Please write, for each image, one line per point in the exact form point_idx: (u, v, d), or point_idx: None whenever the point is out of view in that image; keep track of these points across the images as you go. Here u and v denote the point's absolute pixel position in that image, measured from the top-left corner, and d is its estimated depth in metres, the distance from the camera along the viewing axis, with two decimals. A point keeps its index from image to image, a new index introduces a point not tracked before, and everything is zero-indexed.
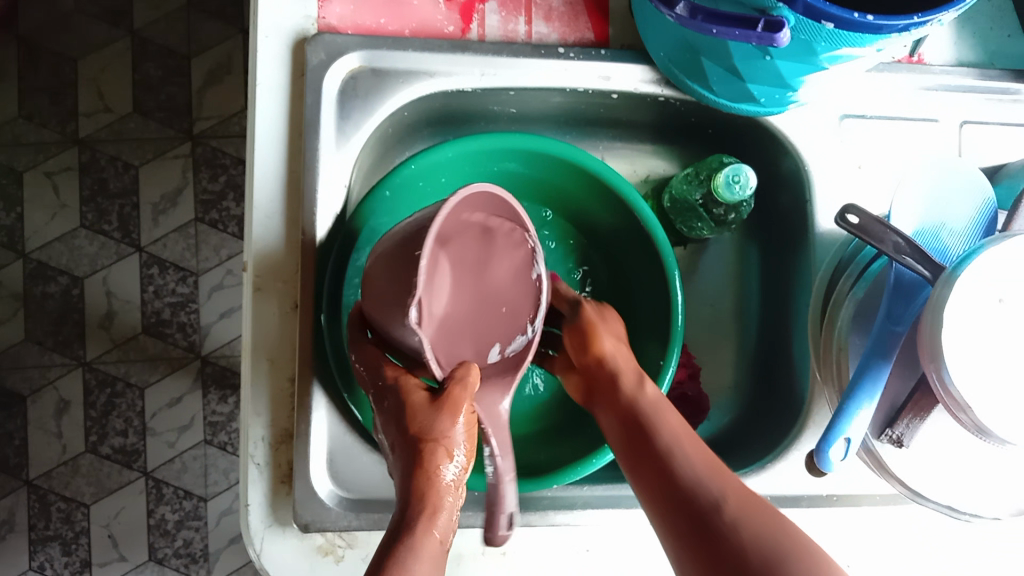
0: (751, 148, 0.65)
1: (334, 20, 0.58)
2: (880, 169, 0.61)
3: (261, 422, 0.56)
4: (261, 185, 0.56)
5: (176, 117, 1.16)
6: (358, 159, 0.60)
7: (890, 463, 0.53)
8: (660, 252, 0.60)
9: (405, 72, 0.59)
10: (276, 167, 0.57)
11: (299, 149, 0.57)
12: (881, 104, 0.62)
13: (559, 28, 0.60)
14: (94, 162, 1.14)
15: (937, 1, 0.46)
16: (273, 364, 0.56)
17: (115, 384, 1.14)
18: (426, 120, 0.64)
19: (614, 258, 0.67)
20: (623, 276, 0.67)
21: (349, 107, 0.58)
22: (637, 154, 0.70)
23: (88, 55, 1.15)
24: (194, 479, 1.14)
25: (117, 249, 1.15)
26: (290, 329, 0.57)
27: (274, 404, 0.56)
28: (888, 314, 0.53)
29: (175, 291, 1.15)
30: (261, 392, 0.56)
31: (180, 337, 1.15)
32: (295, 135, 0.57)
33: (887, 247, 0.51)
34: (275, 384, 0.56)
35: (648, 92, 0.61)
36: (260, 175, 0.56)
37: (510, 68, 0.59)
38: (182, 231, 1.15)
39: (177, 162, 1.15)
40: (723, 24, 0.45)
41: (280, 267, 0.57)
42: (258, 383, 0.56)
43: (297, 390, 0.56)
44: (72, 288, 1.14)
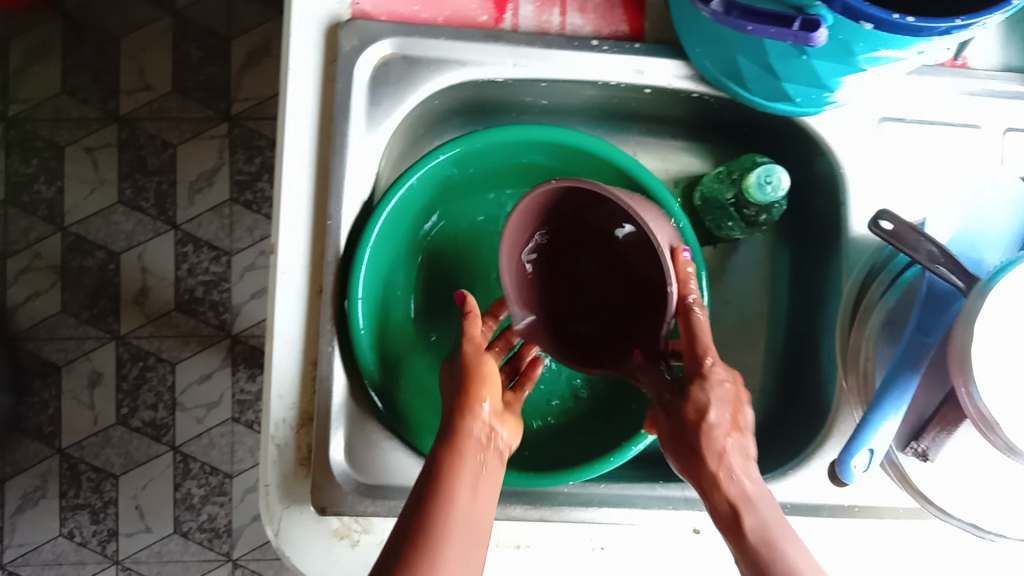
0: (786, 148, 0.64)
1: (367, 7, 0.58)
2: (919, 174, 0.60)
3: (283, 404, 0.56)
4: (290, 169, 0.57)
5: (215, 97, 1.17)
6: (387, 147, 0.60)
7: (914, 477, 0.51)
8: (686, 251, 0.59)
9: (437, 61, 0.58)
10: (306, 152, 0.57)
11: (329, 135, 0.57)
12: (923, 107, 0.60)
13: (594, 20, 0.59)
14: (134, 140, 1.16)
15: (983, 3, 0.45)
16: (295, 349, 0.57)
17: (147, 359, 1.16)
18: (457, 109, 0.64)
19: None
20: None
21: (380, 94, 0.58)
22: (668, 150, 0.68)
23: (131, 34, 1.17)
24: (220, 456, 1.16)
25: (153, 227, 1.16)
26: (313, 315, 0.57)
27: (296, 389, 0.57)
28: (918, 325, 0.51)
29: (208, 270, 1.16)
30: (283, 376, 0.56)
31: (211, 315, 1.16)
32: (325, 120, 0.57)
33: (921, 256, 0.50)
34: (297, 369, 0.57)
35: (682, 88, 0.60)
36: (289, 159, 0.57)
37: (542, 59, 0.59)
38: (217, 211, 1.17)
39: (214, 142, 1.17)
40: (760, 21, 0.45)
41: (305, 252, 0.57)
42: (280, 367, 0.56)
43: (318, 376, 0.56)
44: (108, 263, 1.16)
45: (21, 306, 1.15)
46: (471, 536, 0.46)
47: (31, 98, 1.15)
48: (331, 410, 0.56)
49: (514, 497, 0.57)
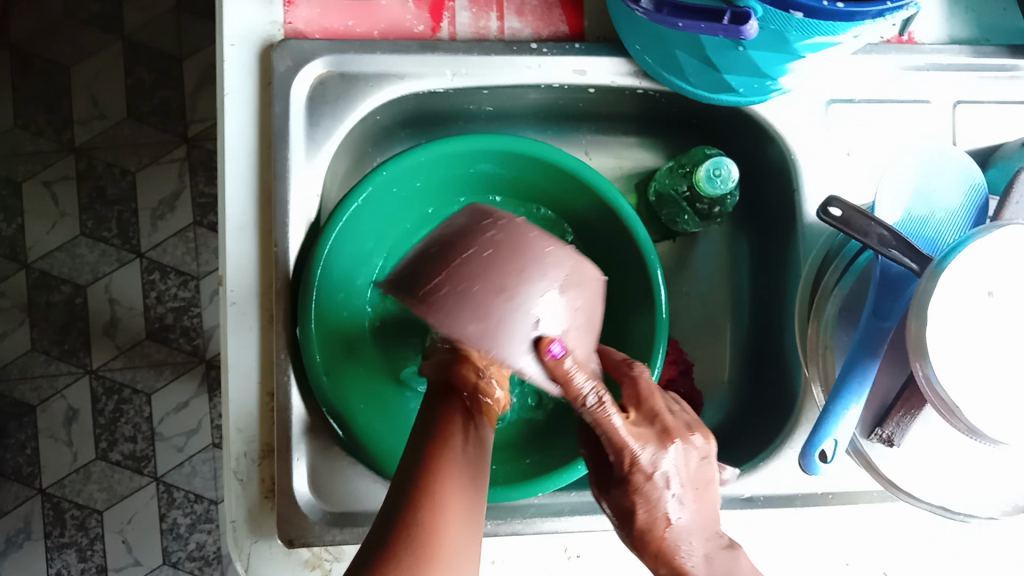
0: (737, 137, 0.63)
1: (301, 25, 0.57)
2: (870, 154, 0.59)
3: (242, 438, 0.55)
4: (232, 196, 0.56)
5: (170, 121, 1.15)
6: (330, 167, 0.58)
7: (880, 464, 0.51)
8: (641, 250, 0.58)
9: (374, 75, 0.57)
10: (247, 178, 0.56)
11: (270, 159, 0.56)
12: (869, 87, 0.59)
13: (532, 22, 0.58)
14: (91, 171, 1.14)
15: None
16: (251, 379, 0.56)
17: (122, 391, 1.14)
18: (401, 122, 0.63)
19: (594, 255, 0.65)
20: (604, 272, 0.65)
21: (319, 113, 0.57)
22: (620, 147, 0.68)
23: (81, 63, 1.15)
24: (204, 483, 1.14)
25: (118, 256, 1.15)
26: (266, 344, 0.56)
27: (256, 422, 0.56)
28: (875, 310, 0.51)
29: (177, 296, 1.15)
30: (241, 408, 0.55)
31: (184, 342, 1.15)
32: (265, 144, 0.56)
33: (872, 241, 0.49)
34: (254, 400, 0.56)
35: (625, 85, 0.59)
36: (230, 187, 0.56)
37: (482, 66, 0.58)
38: (181, 236, 1.15)
39: (174, 166, 1.15)
40: (689, 17, 0.44)
41: (254, 280, 0.56)
42: (237, 399, 0.55)
43: (276, 405, 0.55)
44: (75, 297, 1.14)
45: None
46: (473, 503, 0.43)
47: None
48: (292, 440, 0.55)
49: (484, 512, 0.56)
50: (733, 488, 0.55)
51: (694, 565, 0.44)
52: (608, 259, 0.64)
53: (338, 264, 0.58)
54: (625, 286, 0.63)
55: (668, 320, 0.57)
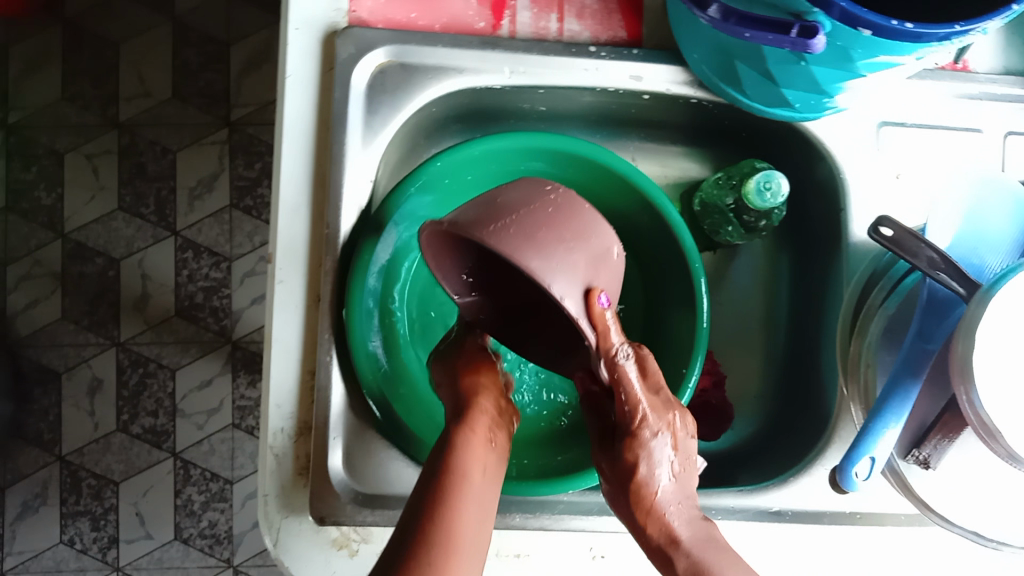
0: (787, 153, 0.63)
1: (365, 14, 0.58)
2: (919, 178, 0.59)
3: (280, 415, 0.56)
4: (288, 177, 0.56)
5: (214, 103, 1.17)
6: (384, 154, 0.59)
7: (915, 485, 0.51)
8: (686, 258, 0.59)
9: (434, 67, 0.58)
10: (303, 160, 0.57)
11: (327, 143, 0.57)
12: (923, 112, 0.60)
13: (592, 26, 0.59)
14: (135, 146, 1.16)
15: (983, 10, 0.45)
16: (293, 357, 0.56)
17: (147, 365, 1.16)
18: (455, 115, 0.63)
19: (637, 260, 0.66)
20: (646, 277, 0.66)
21: (377, 101, 0.58)
22: (667, 156, 0.68)
23: (130, 40, 1.17)
24: (221, 462, 1.15)
25: (153, 233, 1.16)
26: (311, 324, 0.57)
27: (295, 399, 0.57)
28: (919, 331, 0.51)
29: (208, 276, 1.16)
30: (282, 385, 0.56)
31: (211, 321, 1.16)
32: (323, 128, 0.57)
33: (922, 263, 0.49)
34: (295, 378, 0.57)
35: (679, 94, 0.60)
36: (287, 167, 0.56)
37: (540, 65, 0.58)
38: (217, 217, 1.16)
39: (214, 148, 1.16)
40: (757, 28, 0.44)
41: (303, 261, 0.57)
42: (278, 376, 0.56)
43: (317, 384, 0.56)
44: (108, 269, 1.16)
45: (21, 313, 1.15)
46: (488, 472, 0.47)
47: (30, 106, 1.15)
48: (329, 419, 0.56)
49: (513, 506, 0.57)
50: (762, 501, 0.55)
51: (680, 525, 0.47)
52: (652, 265, 0.64)
53: (386, 249, 0.58)
54: (666, 293, 0.63)
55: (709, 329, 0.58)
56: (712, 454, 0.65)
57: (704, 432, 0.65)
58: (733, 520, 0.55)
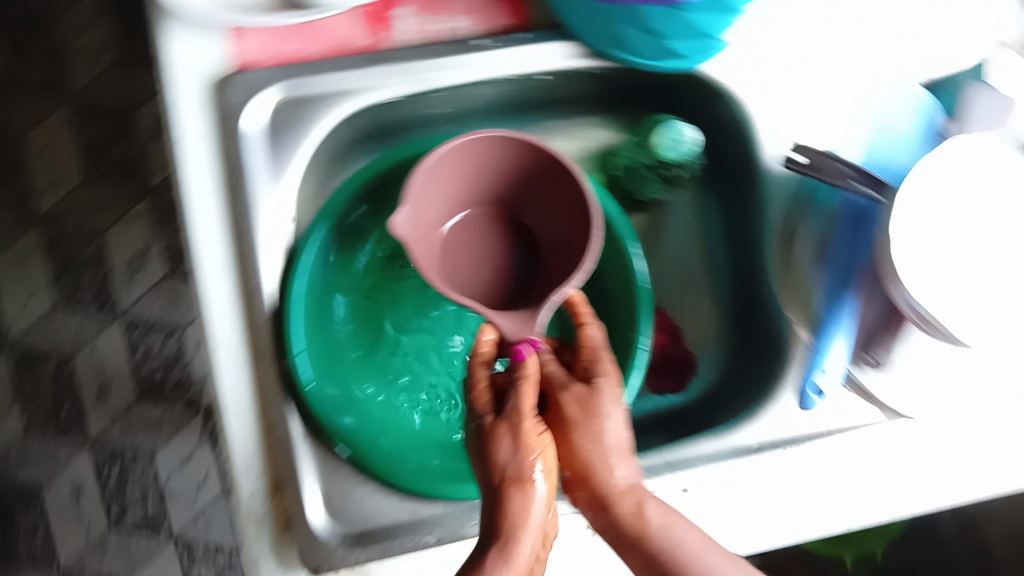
0: (690, 103, 0.64)
1: (251, 55, 0.57)
2: (828, 95, 0.60)
3: (250, 474, 0.56)
4: (205, 236, 0.56)
5: (130, 175, 1.15)
6: (299, 189, 0.60)
7: (875, 390, 0.54)
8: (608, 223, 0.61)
9: (328, 95, 0.58)
10: (217, 216, 0.56)
11: (238, 192, 0.56)
12: (818, 31, 0.61)
13: (477, 20, 0.60)
14: (61, 239, 1.14)
15: None
16: (248, 419, 0.56)
17: (125, 455, 1.14)
18: (360, 137, 0.63)
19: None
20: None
21: (281, 138, 0.57)
22: (580, 128, 0.69)
23: (33, 131, 1.15)
24: (222, 532, 1.14)
25: (99, 322, 1.14)
26: (259, 379, 0.56)
27: (260, 453, 0.56)
28: (844, 243, 0.55)
29: (164, 351, 1.15)
30: (244, 447, 0.56)
31: (178, 395, 1.15)
32: (231, 179, 0.56)
33: (834, 177, 0.51)
34: (255, 437, 0.56)
35: (577, 67, 0.61)
36: (202, 226, 0.56)
37: (431, 70, 0.58)
38: (159, 289, 1.15)
39: (140, 220, 1.15)
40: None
41: (237, 317, 0.56)
42: (238, 440, 0.56)
43: (276, 436, 0.56)
44: (62, 367, 1.14)
45: None
46: None
47: None
48: (298, 471, 0.55)
49: None
50: (736, 440, 0.57)
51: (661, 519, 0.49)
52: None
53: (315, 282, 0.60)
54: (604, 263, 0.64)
55: (648, 287, 0.59)
56: (679, 406, 0.65)
57: (667, 385, 0.67)
58: (713, 465, 0.56)
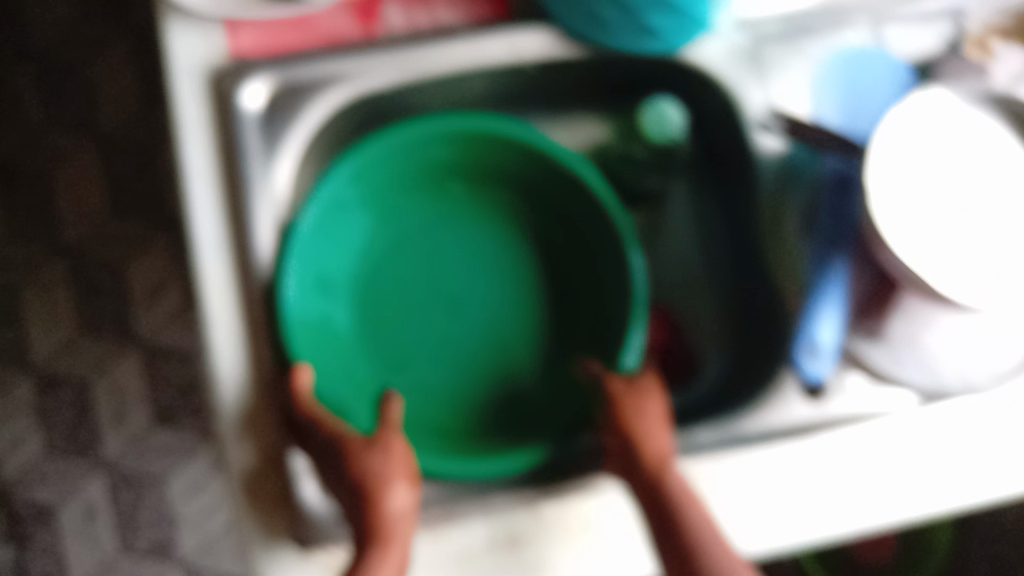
0: (682, 89, 0.63)
1: (244, 51, 0.60)
2: (804, 56, 0.60)
3: (214, 303, 0.58)
4: (200, 193, 0.58)
5: (156, 210, 1.18)
6: (307, 144, 0.60)
7: (871, 361, 0.58)
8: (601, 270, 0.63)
9: (319, 83, 0.59)
10: (206, 148, 0.59)
11: (225, 122, 0.59)
12: (790, 10, 0.61)
13: (461, 13, 0.61)
14: (73, 177, 1.18)
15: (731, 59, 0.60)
16: (232, 328, 0.58)
17: (142, 481, 1.14)
18: (353, 124, 0.63)
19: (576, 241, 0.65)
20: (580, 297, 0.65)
21: (272, 126, 0.59)
22: (532, 46, 0.59)
23: (61, 167, 1.18)
24: (230, 559, 1.14)
25: (88, 467, 1.14)
26: (249, 320, 0.58)
27: (245, 374, 0.58)
28: (831, 208, 0.58)
29: (154, 514, 1.14)
30: (232, 385, 0.58)
31: (172, 550, 1.14)
32: (220, 113, 0.59)
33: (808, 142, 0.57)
34: (241, 368, 0.58)
35: (557, 57, 0.60)
36: (192, 158, 0.59)
37: (414, 61, 0.59)
38: (154, 435, 1.15)
39: (163, 254, 1.17)
40: (824, 300, 0.57)
41: (226, 252, 0.59)
42: (226, 367, 0.58)
43: (258, 328, 0.58)
44: (104, 560, 1.14)
45: None
46: None
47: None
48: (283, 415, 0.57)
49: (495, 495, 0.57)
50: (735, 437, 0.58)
51: None
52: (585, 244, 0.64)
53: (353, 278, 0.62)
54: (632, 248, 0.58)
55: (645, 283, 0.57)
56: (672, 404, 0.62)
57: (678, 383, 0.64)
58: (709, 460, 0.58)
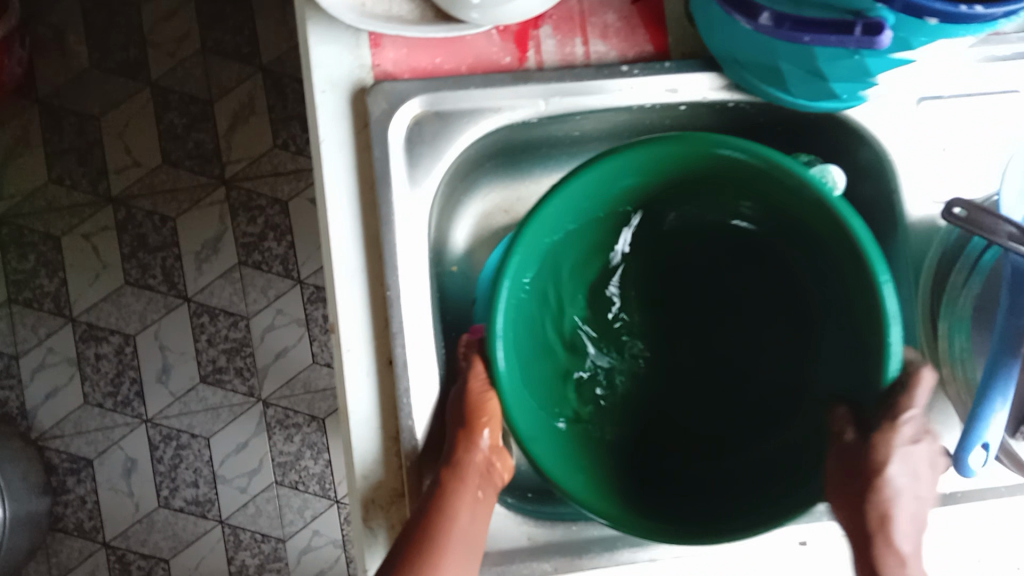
0: (830, 142, 0.62)
1: (389, 67, 0.57)
2: (961, 127, 0.60)
3: (348, 339, 0.56)
4: (337, 217, 0.56)
5: (207, 162, 1.13)
6: (446, 175, 0.58)
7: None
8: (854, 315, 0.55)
9: (469, 111, 0.57)
10: (345, 168, 0.56)
11: (367, 144, 0.56)
12: (959, 81, 0.59)
13: (617, 45, 0.58)
14: (121, 123, 1.12)
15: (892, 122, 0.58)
16: (364, 359, 0.56)
17: (181, 438, 1.14)
18: (490, 152, 0.61)
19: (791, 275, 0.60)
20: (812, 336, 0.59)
21: (417, 154, 0.57)
22: (695, 89, 0.58)
23: (109, 111, 1.12)
24: (269, 522, 1.14)
25: (127, 421, 1.13)
26: (382, 351, 0.56)
27: (379, 414, 0.56)
28: (1009, 308, 0.50)
29: (196, 470, 1.14)
30: (362, 416, 0.56)
31: (212, 508, 1.14)
32: (362, 133, 0.56)
33: (999, 239, 0.49)
34: (372, 399, 0.56)
35: (717, 100, 0.59)
36: (330, 179, 0.56)
37: (574, 93, 0.57)
38: (195, 394, 1.14)
39: (214, 209, 1.13)
40: (995, 402, 0.49)
41: (362, 280, 0.56)
42: (356, 399, 0.56)
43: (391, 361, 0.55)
44: (140, 514, 1.14)
45: None
46: None
47: (37, 338, 1.12)
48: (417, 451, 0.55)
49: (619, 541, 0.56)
50: None
51: None
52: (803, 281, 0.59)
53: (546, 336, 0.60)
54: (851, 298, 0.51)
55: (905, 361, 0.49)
56: None
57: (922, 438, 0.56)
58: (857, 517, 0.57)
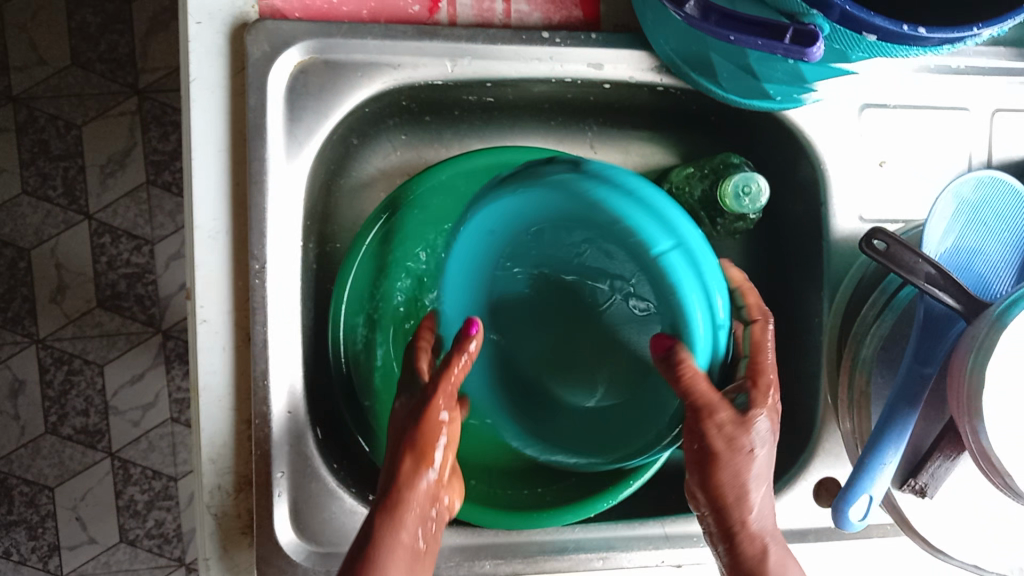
0: (768, 140, 0.57)
1: (278, 1, 0.49)
2: (904, 142, 0.55)
3: (204, 309, 0.50)
4: (201, 167, 0.49)
5: (119, 69, 1.04)
6: (332, 135, 0.52)
7: (912, 517, 0.48)
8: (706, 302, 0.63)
9: (363, 63, 0.51)
10: (218, 113, 0.49)
11: (242, 88, 0.49)
12: (905, 91, 0.55)
13: (542, 6, 0.51)
14: (29, 15, 1.03)
15: (832, 127, 0.54)
16: (221, 335, 0.50)
17: (73, 363, 1.07)
18: (391, 111, 0.55)
19: None
20: None
21: (300, 107, 0.50)
22: (621, 67, 0.52)
23: (16, 1, 1.02)
24: (162, 459, 1.09)
25: (14, 341, 1.06)
26: (241, 324, 0.50)
27: (233, 392, 0.50)
28: (916, 354, 0.47)
29: (87, 398, 1.07)
30: (212, 394, 0.50)
31: (99, 441, 1.08)
32: (239, 76, 0.49)
33: (917, 278, 0.45)
34: (225, 376, 0.50)
35: (646, 81, 0.53)
36: (197, 124, 0.49)
37: (487, 56, 0.51)
38: (88, 317, 1.07)
39: (123, 120, 1.04)
40: (887, 451, 0.46)
41: (226, 244, 0.49)
42: (207, 377, 0.50)
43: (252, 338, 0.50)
44: (25, 440, 1.07)
45: None
46: None
47: None
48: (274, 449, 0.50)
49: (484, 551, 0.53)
50: None
51: None
52: None
53: None
54: None
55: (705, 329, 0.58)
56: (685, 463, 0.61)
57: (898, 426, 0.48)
58: None
